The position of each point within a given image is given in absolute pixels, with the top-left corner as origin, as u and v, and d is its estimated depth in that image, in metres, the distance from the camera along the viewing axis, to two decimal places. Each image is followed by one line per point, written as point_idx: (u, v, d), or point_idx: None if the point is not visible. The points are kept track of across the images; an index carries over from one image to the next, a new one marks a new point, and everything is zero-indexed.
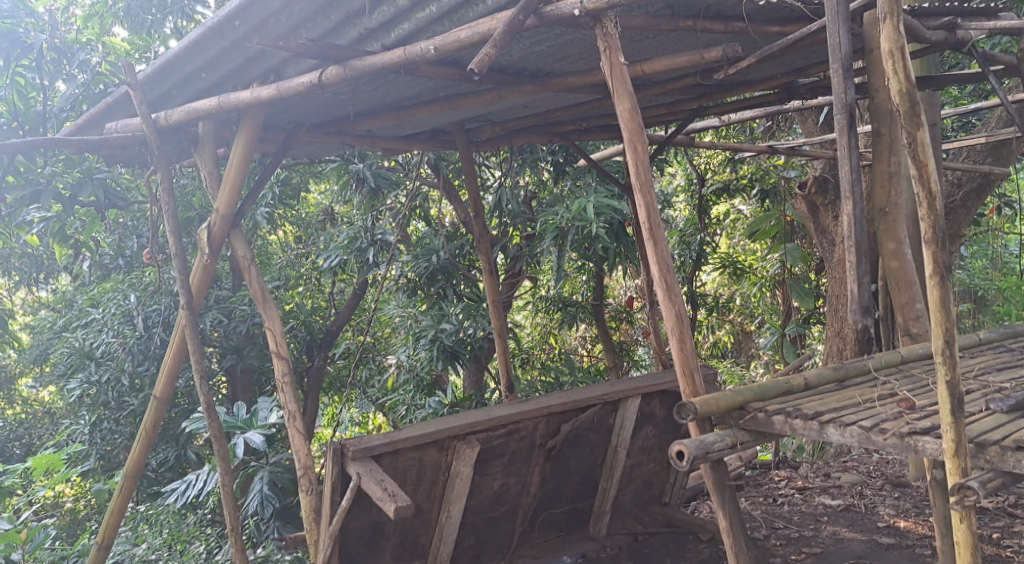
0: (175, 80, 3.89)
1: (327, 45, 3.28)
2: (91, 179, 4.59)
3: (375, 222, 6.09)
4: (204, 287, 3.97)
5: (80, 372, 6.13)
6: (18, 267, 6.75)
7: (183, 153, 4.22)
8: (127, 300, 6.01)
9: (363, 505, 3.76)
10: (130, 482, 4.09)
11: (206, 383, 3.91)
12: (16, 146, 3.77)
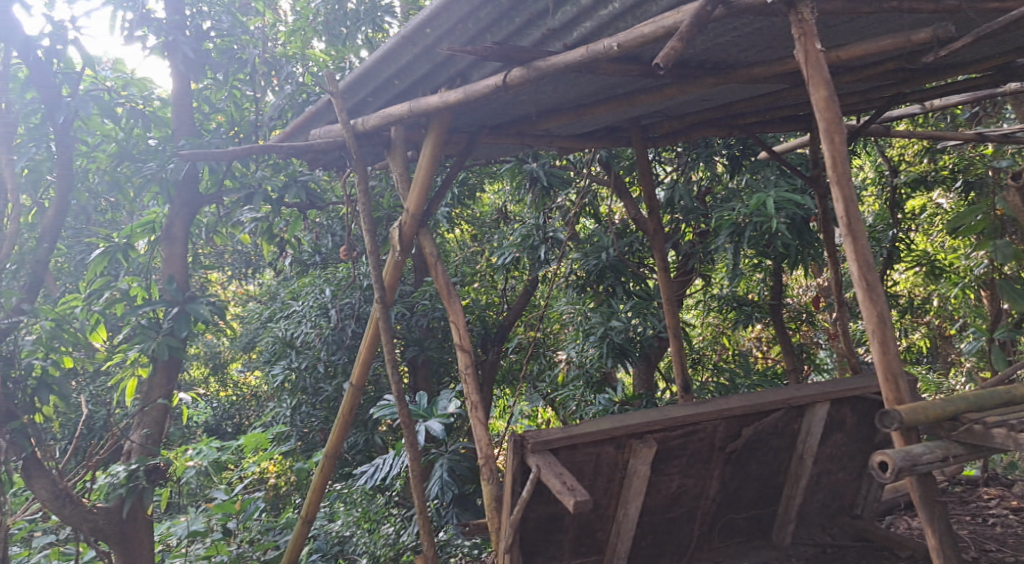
0: (371, 88, 4.11)
1: (511, 47, 3.36)
2: (296, 181, 4.93)
3: (547, 220, 6.17)
4: (395, 282, 4.18)
5: (282, 359, 6.66)
6: (230, 262, 7.53)
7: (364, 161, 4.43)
8: (323, 294, 6.39)
9: (543, 497, 3.84)
10: (329, 463, 4.37)
11: (396, 372, 4.11)
12: (237, 152, 4.14)
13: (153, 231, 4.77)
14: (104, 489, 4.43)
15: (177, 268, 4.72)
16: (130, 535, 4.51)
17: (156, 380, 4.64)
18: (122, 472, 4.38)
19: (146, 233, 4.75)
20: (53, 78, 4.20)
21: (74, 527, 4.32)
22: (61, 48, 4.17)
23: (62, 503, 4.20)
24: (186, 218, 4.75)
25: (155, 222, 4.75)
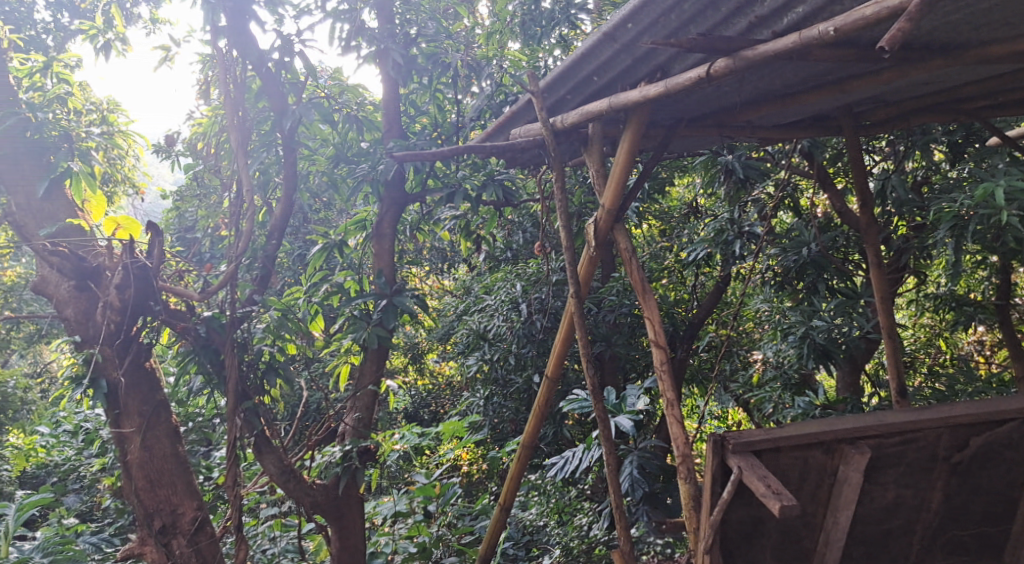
0: (571, 85, 4.12)
1: (717, 37, 3.30)
2: (493, 180, 5.00)
3: (742, 214, 5.97)
4: (589, 276, 4.14)
5: (477, 350, 6.87)
6: (428, 257, 7.82)
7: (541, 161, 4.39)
8: (514, 288, 6.52)
9: (745, 500, 3.74)
10: (526, 451, 4.38)
11: (591, 366, 4.04)
12: (445, 152, 4.30)
13: (364, 229, 5.06)
14: (322, 468, 4.72)
15: (386, 262, 4.99)
16: (345, 509, 4.77)
17: (367, 367, 4.89)
18: (338, 452, 4.64)
19: (358, 231, 5.06)
20: (281, 86, 4.59)
21: (296, 501, 4.60)
22: (289, 60, 4.56)
23: (288, 477, 4.51)
24: (394, 215, 5.00)
25: (367, 220, 5.03)
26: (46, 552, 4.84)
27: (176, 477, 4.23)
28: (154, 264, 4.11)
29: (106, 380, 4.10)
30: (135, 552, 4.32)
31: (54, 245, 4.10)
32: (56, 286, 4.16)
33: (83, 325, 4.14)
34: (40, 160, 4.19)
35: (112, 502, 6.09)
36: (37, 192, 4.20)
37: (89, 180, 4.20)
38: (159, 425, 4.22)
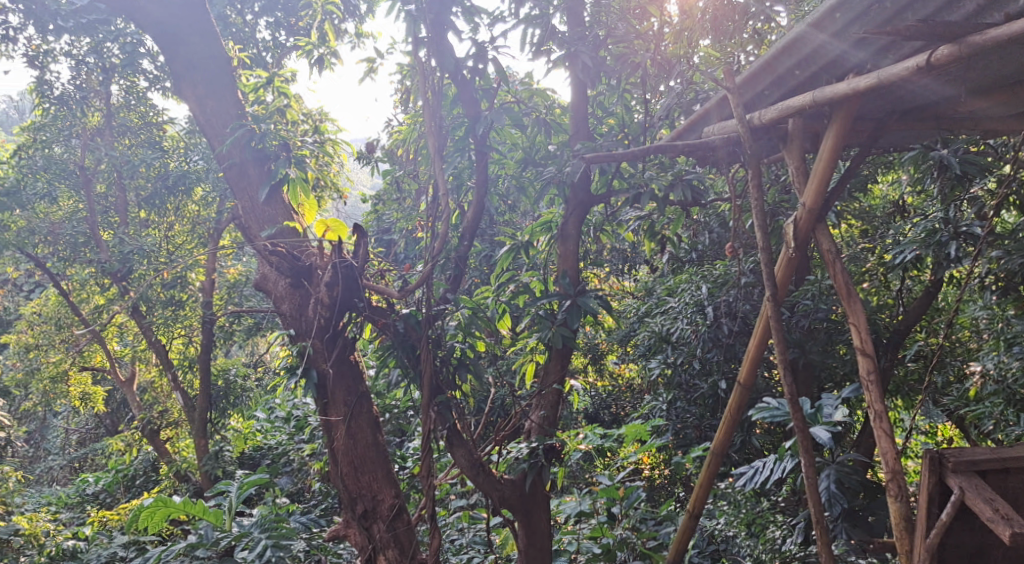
0: (770, 81, 3.92)
1: (938, 23, 3.17)
2: (682, 179, 4.88)
3: (958, 213, 5.56)
4: (787, 279, 3.95)
5: (659, 353, 6.81)
6: (610, 258, 7.81)
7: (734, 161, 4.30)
8: (699, 291, 6.39)
9: (967, 524, 3.50)
10: (714, 460, 4.14)
11: (789, 374, 3.82)
12: (637, 152, 4.28)
13: (550, 230, 4.95)
14: (510, 463, 4.70)
15: (571, 264, 4.88)
16: (532, 507, 4.72)
17: (551, 366, 4.77)
18: (525, 447, 4.62)
19: (544, 233, 4.97)
20: (474, 93, 4.67)
21: (485, 495, 4.59)
22: (482, 67, 4.62)
23: (477, 471, 4.53)
24: (580, 215, 4.88)
25: (552, 221, 4.90)
26: (263, 528, 5.29)
27: (377, 466, 4.46)
28: (359, 264, 4.38)
29: (317, 370, 4.40)
30: (339, 534, 4.53)
31: (274, 245, 4.44)
32: (275, 283, 4.56)
33: (297, 320, 4.50)
34: (264, 167, 4.57)
35: (319, 485, 6.54)
36: (260, 196, 4.55)
37: (304, 185, 4.52)
38: (362, 414, 4.49)
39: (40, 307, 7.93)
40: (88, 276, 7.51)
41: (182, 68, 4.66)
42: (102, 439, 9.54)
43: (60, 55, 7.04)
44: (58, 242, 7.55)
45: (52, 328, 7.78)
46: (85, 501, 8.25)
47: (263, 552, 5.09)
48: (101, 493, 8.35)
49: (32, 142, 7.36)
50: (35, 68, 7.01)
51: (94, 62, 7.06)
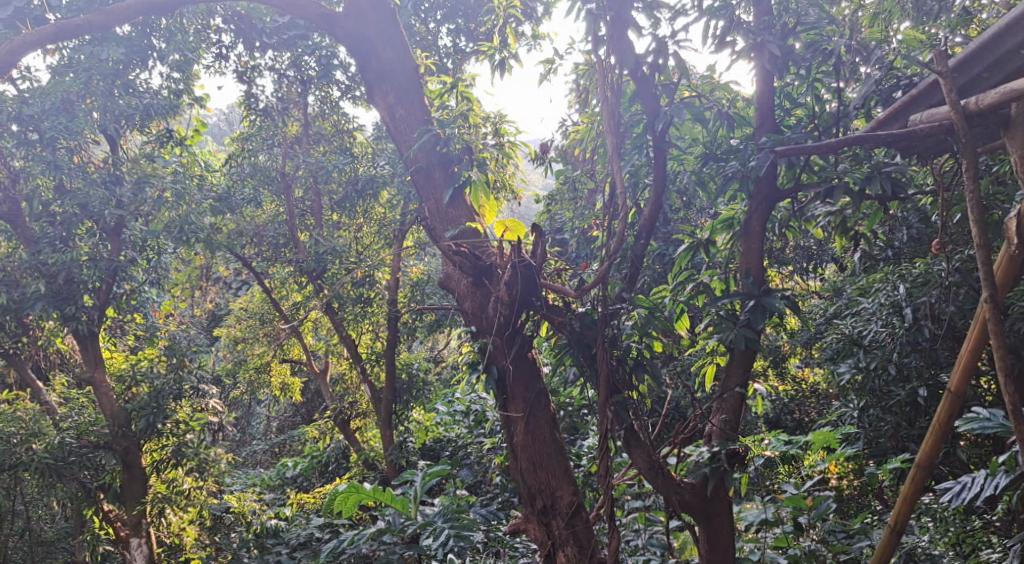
0: (989, 62, 3.62)
1: None
2: (880, 173, 4.57)
3: None
4: (1008, 278, 3.62)
5: (850, 357, 6.53)
6: (796, 257, 7.48)
7: (942, 150, 4.19)
8: (897, 291, 5.93)
9: None
10: (919, 473, 3.79)
11: (1013, 383, 3.49)
12: (834, 144, 4.06)
13: (732, 227, 4.73)
14: (690, 467, 4.55)
15: (754, 262, 4.59)
16: (714, 513, 4.54)
17: (733, 368, 4.54)
18: (706, 452, 4.45)
19: (725, 230, 4.75)
20: (654, 90, 4.58)
21: (666, 499, 4.48)
22: (662, 62, 4.54)
23: (656, 473, 4.44)
24: (764, 213, 4.58)
25: (734, 218, 4.69)
26: (446, 517, 5.47)
27: (555, 463, 4.50)
28: (537, 263, 4.44)
29: (497, 367, 4.54)
30: (520, 528, 4.63)
31: (457, 245, 4.58)
32: (459, 281, 4.72)
33: (478, 318, 4.66)
34: (448, 170, 4.73)
35: (499, 479, 6.69)
36: (444, 199, 4.71)
37: (486, 187, 4.65)
38: (540, 412, 4.54)
39: (247, 303, 8.55)
40: (288, 275, 8.04)
41: (374, 77, 4.91)
42: (299, 427, 10.19)
43: (264, 70, 7.60)
44: (263, 244, 8.30)
45: (256, 322, 8.41)
46: (285, 483, 8.89)
47: (446, 541, 5.26)
48: (298, 478, 8.88)
49: (241, 152, 8.01)
50: (243, 83, 7.60)
51: (294, 75, 7.69)
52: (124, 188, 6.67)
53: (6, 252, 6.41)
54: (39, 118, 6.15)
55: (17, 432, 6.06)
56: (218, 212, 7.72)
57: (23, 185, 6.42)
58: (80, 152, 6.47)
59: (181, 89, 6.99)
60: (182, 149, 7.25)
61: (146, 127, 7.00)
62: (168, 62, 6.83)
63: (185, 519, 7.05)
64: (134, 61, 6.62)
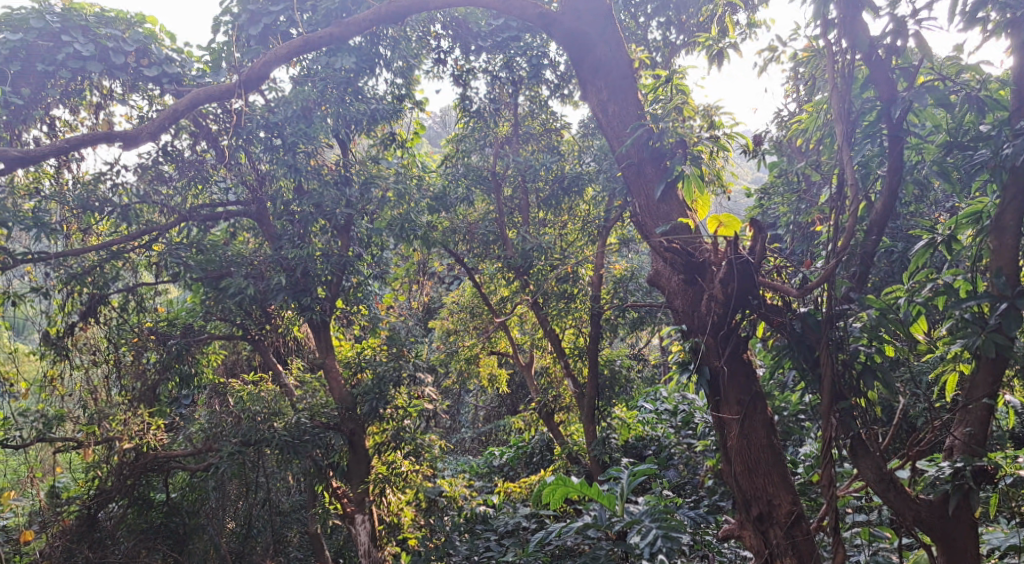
0: None
1: None
2: None
3: None
4: None
5: None
6: None
7: None
8: None
9: None
10: None
11: None
12: None
13: (980, 221, 4.38)
14: (927, 482, 4.25)
15: (1007, 260, 4.15)
16: (955, 532, 4.18)
17: (979, 378, 4.17)
18: (947, 467, 4.12)
19: (971, 225, 4.40)
20: (889, 74, 4.32)
21: (898, 515, 4.21)
22: (901, 44, 4.27)
23: (888, 486, 4.17)
24: (1020, 205, 4.14)
25: (982, 211, 4.35)
26: (654, 517, 5.41)
27: (772, 468, 4.35)
28: (755, 260, 4.30)
29: (709, 367, 4.48)
30: (733, 535, 4.51)
31: (668, 241, 4.53)
32: (668, 279, 4.66)
33: (689, 316, 4.58)
34: (659, 165, 4.69)
35: (710, 482, 6.60)
36: (655, 194, 4.65)
37: (698, 181, 4.50)
38: (756, 415, 4.40)
39: (458, 297, 8.83)
40: (497, 271, 8.23)
41: (589, 70, 4.96)
42: (505, 418, 10.46)
43: (479, 72, 7.85)
44: (474, 240, 8.37)
45: (467, 315, 8.70)
46: (493, 472, 9.22)
47: (654, 541, 5.20)
48: (505, 466, 9.30)
49: (455, 153, 8.25)
50: (459, 86, 7.90)
51: (506, 76, 7.85)
52: (353, 188, 7.17)
53: (253, 248, 7.11)
54: (283, 125, 6.80)
55: (262, 411, 6.64)
56: (435, 211, 7.82)
57: (267, 187, 7.06)
58: (316, 155, 7.04)
59: (403, 94, 7.44)
60: (403, 151, 7.74)
61: (373, 130, 7.45)
62: (393, 69, 7.28)
63: (404, 499, 7.42)
64: (364, 70, 7.12)
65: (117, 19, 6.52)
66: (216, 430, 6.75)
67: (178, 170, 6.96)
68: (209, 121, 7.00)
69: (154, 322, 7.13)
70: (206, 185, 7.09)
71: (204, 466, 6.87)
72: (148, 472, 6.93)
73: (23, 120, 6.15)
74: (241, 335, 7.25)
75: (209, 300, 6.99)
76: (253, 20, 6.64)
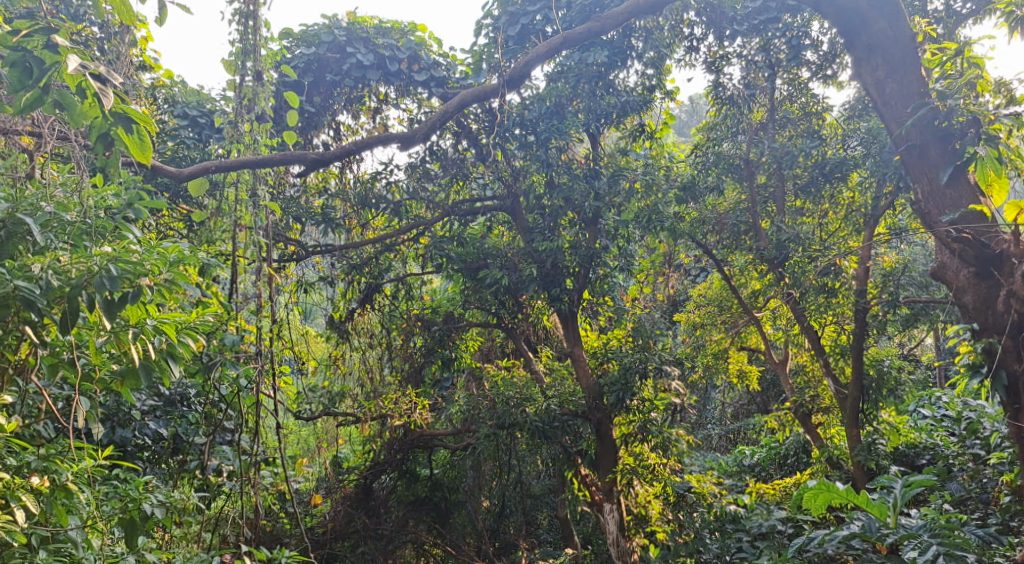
0: None
1: None
2: None
3: None
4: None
5: None
6: None
7: None
8: None
9: None
10: None
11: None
12: None
13: None
14: None
15: None
16: None
17: None
18: None
19: None
20: None
21: None
22: None
23: None
24: None
25: None
26: (934, 533, 5.02)
27: None
28: None
29: (1007, 372, 4.12)
30: None
31: (957, 231, 4.17)
32: (956, 273, 4.26)
33: (982, 314, 4.18)
34: (946, 147, 4.29)
35: (1006, 501, 5.95)
36: (940, 178, 4.28)
37: (995, 162, 4.06)
38: None
39: (706, 290, 8.67)
40: (748, 263, 7.89)
41: (863, 51, 4.64)
42: (755, 416, 10.13)
43: (733, 57, 7.61)
44: (724, 231, 8.12)
45: (715, 309, 8.45)
46: (743, 471, 9.04)
47: (934, 558, 4.82)
48: (757, 466, 9.06)
49: (706, 142, 7.83)
50: (713, 73, 7.69)
51: (763, 59, 7.53)
52: (602, 181, 7.12)
53: (508, 240, 7.41)
54: (536, 122, 7.17)
55: (514, 396, 6.89)
56: (682, 202, 7.58)
57: (522, 181, 7.29)
58: (567, 149, 7.23)
59: (654, 84, 7.31)
60: (652, 142, 7.46)
61: (622, 122, 7.33)
62: (644, 60, 7.20)
63: (650, 493, 7.14)
64: (616, 63, 7.12)
65: (392, 29, 7.01)
66: (473, 412, 7.11)
67: (442, 168, 7.51)
68: (470, 120, 7.39)
69: (420, 309, 7.63)
70: (466, 181, 7.53)
71: (463, 445, 7.32)
72: (415, 448, 7.52)
73: (314, 128, 6.96)
74: (496, 323, 7.54)
75: (468, 289, 7.38)
76: (512, 21, 6.91)
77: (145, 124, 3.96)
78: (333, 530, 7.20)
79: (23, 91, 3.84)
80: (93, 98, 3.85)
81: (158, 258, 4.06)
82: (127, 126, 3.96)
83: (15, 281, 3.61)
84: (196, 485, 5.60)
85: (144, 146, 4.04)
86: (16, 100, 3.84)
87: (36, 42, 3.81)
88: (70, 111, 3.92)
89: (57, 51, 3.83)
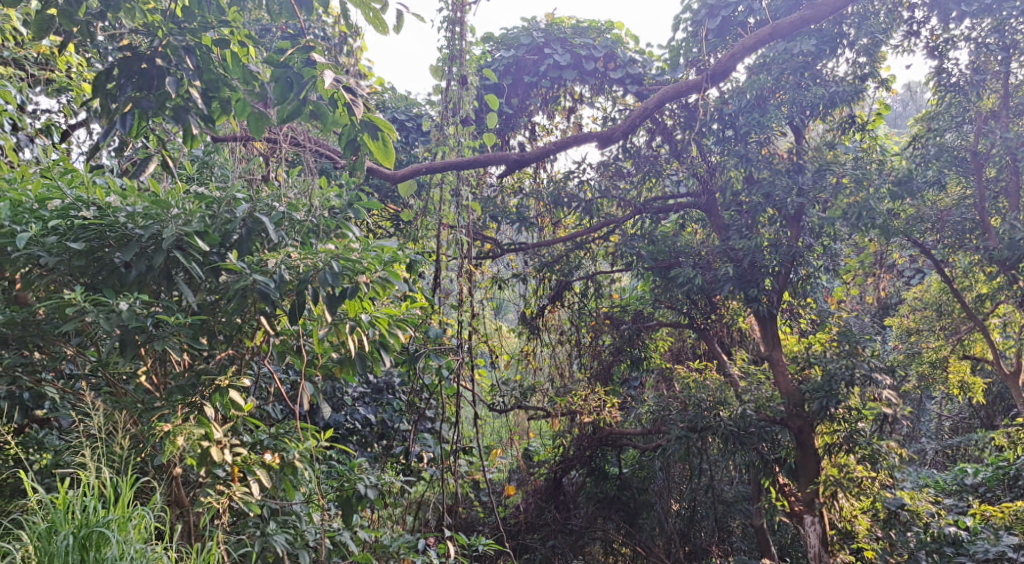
0: None
1: None
2: None
3: None
4: None
5: None
6: None
7: None
8: None
9: None
10: None
11: None
12: None
13: None
14: None
15: None
16: None
17: None
18: None
19: None
20: None
21: None
22: None
23: None
24: None
25: None
26: None
27: None
28: None
29: None
30: None
31: None
32: None
33: None
34: None
35: None
36: None
37: None
38: None
39: (922, 293, 8.02)
40: (973, 264, 7.26)
41: None
42: (978, 431, 9.34)
43: (960, 41, 7.01)
44: (945, 231, 7.27)
45: (933, 313, 7.90)
46: (964, 491, 8.30)
47: None
48: (980, 486, 8.29)
49: (926, 132, 7.26)
50: (935, 58, 7.11)
51: (995, 41, 6.92)
52: (806, 175, 6.70)
53: (702, 238, 7.21)
54: (737, 116, 6.84)
55: (706, 399, 6.70)
56: (897, 198, 6.99)
57: (718, 177, 7.02)
58: (769, 143, 6.85)
59: (867, 73, 6.79)
60: (863, 134, 6.91)
61: (829, 115, 6.90)
62: (856, 47, 6.76)
63: (858, 507, 6.78)
64: (825, 52, 6.75)
65: (590, 29, 7.03)
66: (663, 413, 6.96)
67: (635, 165, 7.40)
68: (665, 116, 7.25)
69: (609, 307, 7.62)
70: (659, 178, 7.39)
71: (653, 446, 7.13)
72: (603, 445, 7.51)
73: (512, 128, 7.05)
74: (687, 323, 7.31)
75: (659, 288, 7.26)
76: (712, 14, 6.72)
77: (389, 130, 4.37)
78: (524, 522, 7.40)
79: (289, 102, 4.30)
80: (346, 109, 4.31)
81: (374, 256, 4.22)
82: (374, 133, 4.38)
83: (255, 275, 3.90)
84: (398, 469, 5.85)
85: (388, 152, 4.44)
86: (284, 110, 4.31)
87: (297, 60, 4.22)
88: (325, 119, 4.39)
89: (315, 67, 4.25)
